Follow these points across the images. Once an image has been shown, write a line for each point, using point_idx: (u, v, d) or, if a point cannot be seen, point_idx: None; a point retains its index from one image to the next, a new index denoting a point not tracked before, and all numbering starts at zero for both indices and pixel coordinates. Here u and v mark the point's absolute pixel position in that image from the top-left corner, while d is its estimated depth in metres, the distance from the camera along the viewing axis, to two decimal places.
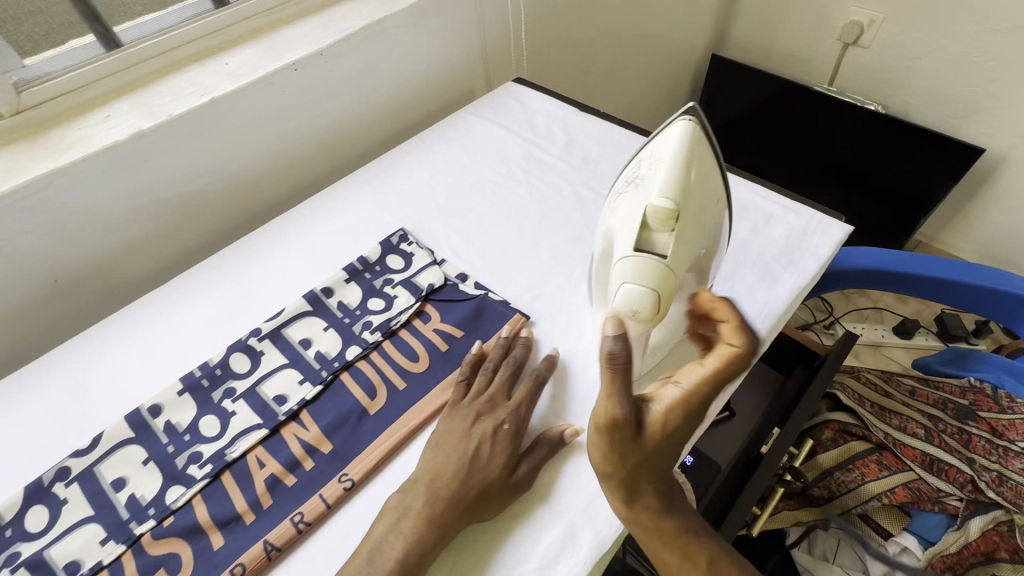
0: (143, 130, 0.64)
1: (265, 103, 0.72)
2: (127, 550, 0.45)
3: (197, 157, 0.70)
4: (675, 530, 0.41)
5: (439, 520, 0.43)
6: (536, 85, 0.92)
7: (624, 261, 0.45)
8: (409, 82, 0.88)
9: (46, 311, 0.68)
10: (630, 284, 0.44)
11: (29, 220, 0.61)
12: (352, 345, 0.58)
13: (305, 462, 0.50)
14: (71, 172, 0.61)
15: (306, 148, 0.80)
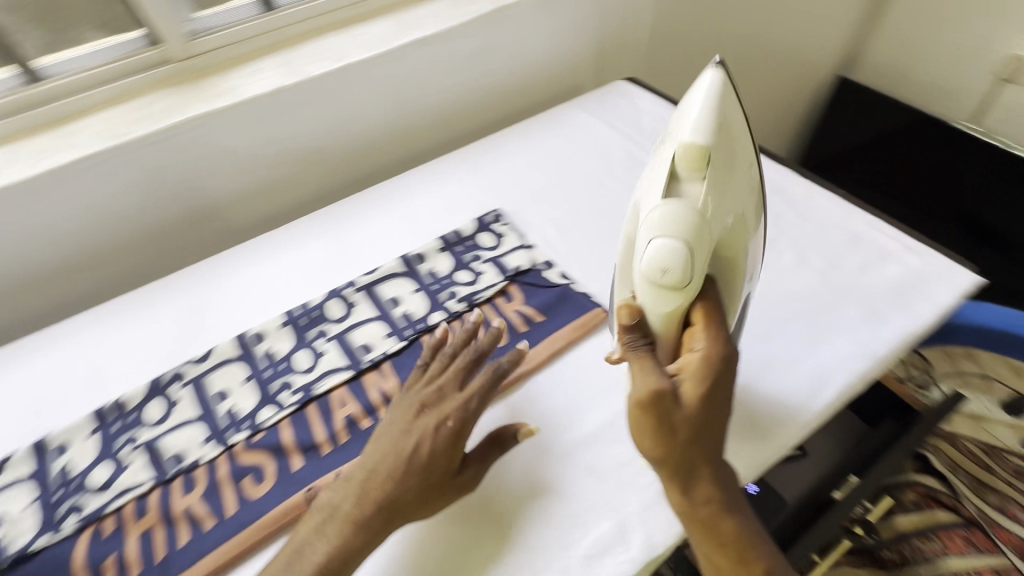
0: (282, 88, 0.70)
1: (390, 74, 0.77)
2: (222, 453, 0.51)
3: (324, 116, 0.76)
4: (733, 536, 0.39)
5: (367, 527, 0.43)
6: (647, 87, 0.91)
7: (659, 218, 0.43)
8: (523, 70, 0.89)
9: (177, 235, 0.76)
10: (668, 248, 0.42)
11: (181, 153, 0.69)
12: (437, 311, 0.61)
13: (381, 409, 0.54)
14: (217, 118, 0.68)
15: (417, 120, 0.84)
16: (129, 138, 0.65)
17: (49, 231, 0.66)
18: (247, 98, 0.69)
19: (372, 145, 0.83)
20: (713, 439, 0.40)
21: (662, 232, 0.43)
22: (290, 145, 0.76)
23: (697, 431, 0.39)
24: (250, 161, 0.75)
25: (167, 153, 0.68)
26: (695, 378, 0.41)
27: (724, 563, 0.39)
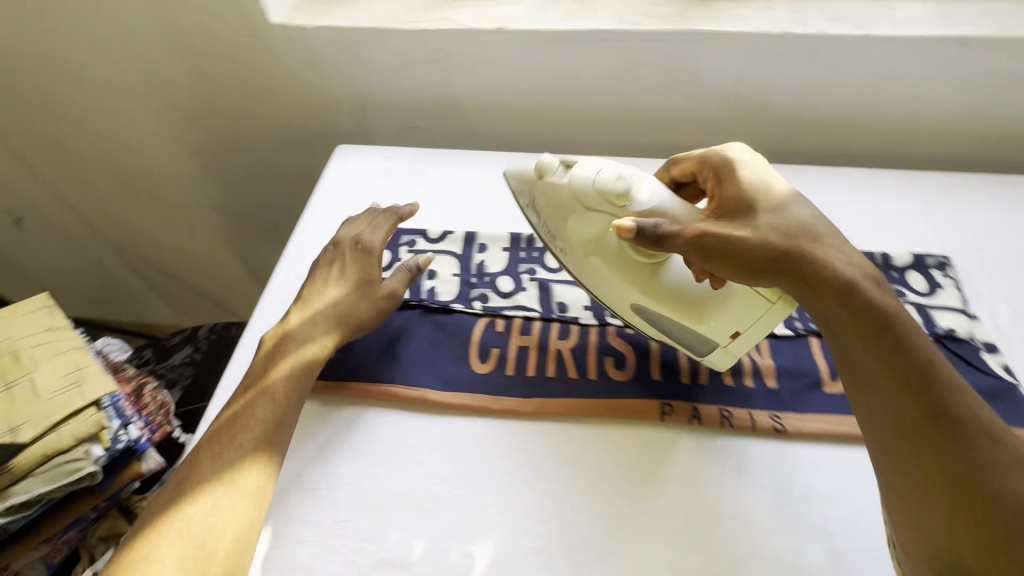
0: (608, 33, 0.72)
1: (711, 56, 0.73)
2: (413, 318, 0.59)
3: (628, 74, 0.76)
4: (924, 411, 0.37)
5: (266, 419, 0.48)
6: (1000, 190, 0.72)
7: (573, 172, 0.50)
8: (856, 103, 0.75)
9: (456, 122, 0.85)
10: (604, 176, 0.49)
11: (497, 57, 0.76)
12: None
13: (550, 370, 0.55)
14: (541, 38, 0.73)
15: (709, 111, 0.79)
16: (470, 28, 0.73)
17: (386, 86, 0.82)
18: (575, 30, 0.72)
19: (662, 127, 0.82)
20: (801, 239, 0.43)
21: (574, 180, 0.49)
22: (594, 97, 0.79)
23: (795, 256, 0.43)
24: (552, 92, 0.80)
25: (489, 54, 0.76)
26: (743, 213, 0.46)
27: (883, 392, 0.39)
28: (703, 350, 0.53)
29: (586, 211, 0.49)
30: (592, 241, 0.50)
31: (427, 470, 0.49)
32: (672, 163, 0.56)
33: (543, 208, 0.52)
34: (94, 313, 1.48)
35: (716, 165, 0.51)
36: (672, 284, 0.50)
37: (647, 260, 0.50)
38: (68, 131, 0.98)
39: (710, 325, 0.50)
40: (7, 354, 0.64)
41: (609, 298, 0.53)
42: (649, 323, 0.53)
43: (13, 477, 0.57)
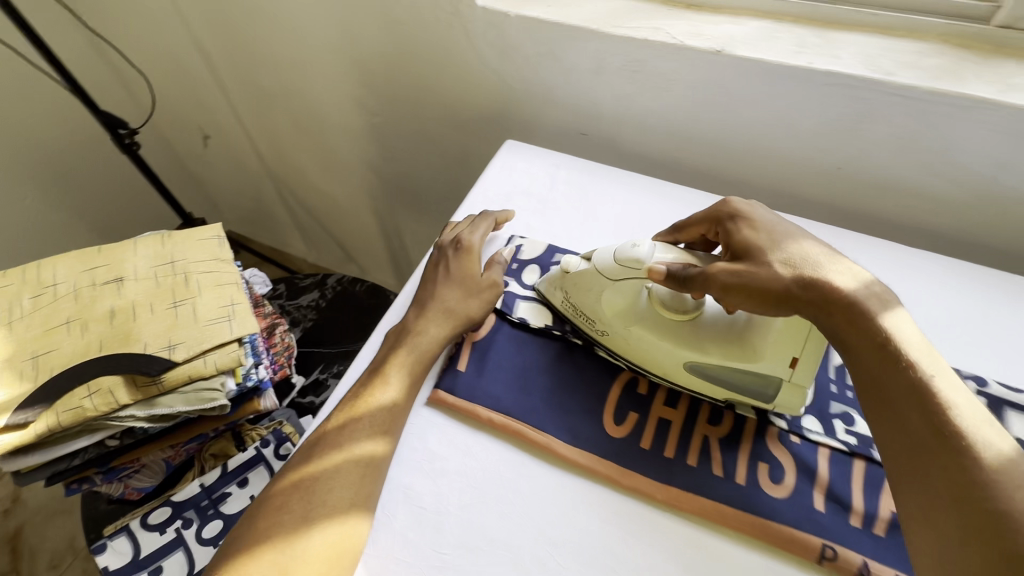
0: (851, 77, 0.60)
1: (978, 130, 0.59)
2: (551, 351, 0.55)
3: (856, 129, 0.64)
4: (929, 432, 0.36)
5: (376, 440, 0.47)
6: None
7: (593, 260, 0.53)
8: None
9: (632, 138, 0.79)
10: (622, 246, 0.51)
11: (704, 82, 0.68)
12: (815, 419, 0.50)
13: (692, 458, 0.48)
14: (763, 68, 0.63)
15: (945, 190, 0.65)
16: (684, 44, 0.65)
17: (569, 88, 0.77)
18: (809, 67, 0.61)
19: (873, 195, 0.70)
20: (811, 268, 0.43)
21: (597, 262, 0.52)
22: (802, 146, 0.69)
23: (808, 284, 0.42)
24: (752, 130, 0.70)
25: (694, 76, 0.67)
26: (755, 250, 0.46)
27: (905, 441, 0.37)
28: (769, 392, 0.49)
29: (614, 284, 0.52)
30: (627, 309, 0.53)
31: (538, 527, 0.45)
32: (678, 227, 0.57)
33: (573, 296, 0.54)
34: (244, 230, 1.65)
35: (725, 214, 0.52)
36: (711, 329, 0.50)
37: (681, 317, 0.51)
38: (264, 72, 1.06)
39: (764, 361, 0.47)
40: (178, 273, 0.69)
41: (664, 367, 0.52)
42: (710, 382, 0.50)
43: (161, 389, 0.62)
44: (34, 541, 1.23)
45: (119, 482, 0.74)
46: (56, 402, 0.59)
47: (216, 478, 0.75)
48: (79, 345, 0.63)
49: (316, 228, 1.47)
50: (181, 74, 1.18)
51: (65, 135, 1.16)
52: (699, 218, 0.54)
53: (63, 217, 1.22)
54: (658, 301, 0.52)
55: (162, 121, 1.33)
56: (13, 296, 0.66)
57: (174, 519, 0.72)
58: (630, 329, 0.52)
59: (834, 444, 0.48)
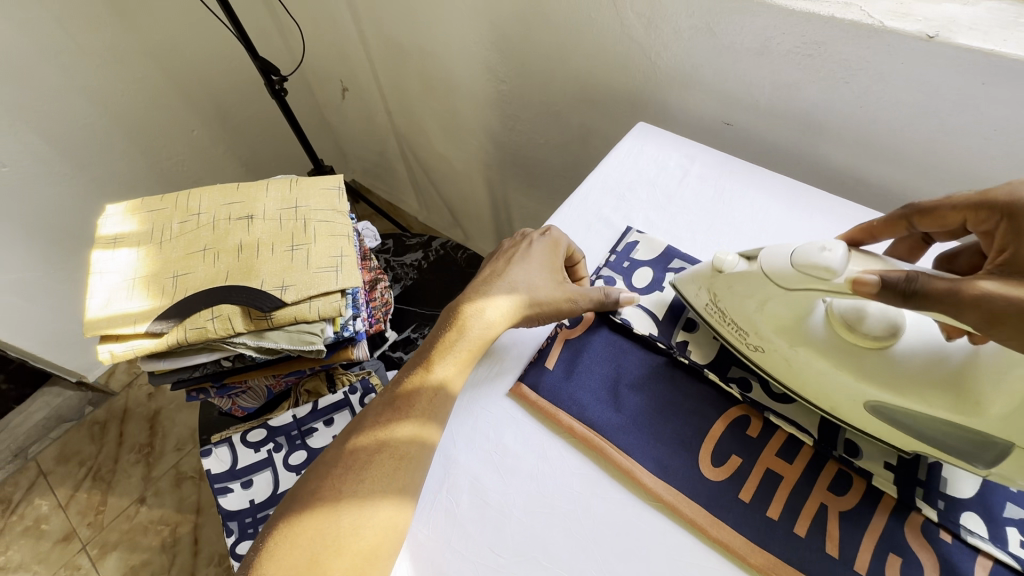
0: None
1: None
2: (651, 365, 0.50)
3: None
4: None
5: (413, 433, 0.45)
6: None
7: (759, 262, 0.43)
8: None
9: (786, 136, 0.68)
10: (805, 247, 0.39)
11: (900, 74, 0.55)
12: (975, 515, 0.40)
13: (801, 526, 0.41)
14: (992, 63, 0.49)
15: None
16: (884, 26, 0.53)
17: (721, 71, 0.67)
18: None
19: None
20: None
21: (766, 264, 0.42)
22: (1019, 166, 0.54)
23: None
24: (952, 141, 0.56)
25: (890, 67, 0.55)
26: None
27: None
28: (986, 455, 0.38)
29: (786, 297, 0.42)
30: (794, 327, 0.44)
31: (604, 557, 0.41)
32: (919, 212, 0.45)
33: (727, 302, 0.46)
34: (365, 180, 1.74)
35: (1008, 202, 0.39)
36: (911, 363, 0.41)
37: (868, 345, 0.42)
38: (404, 31, 1.07)
39: (993, 418, 0.36)
40: (299, 219, 0.73)
41: (835, 399, 0.43)
42: (898, 429, 0.41)
43: (270, 325, 0.66)
44: (166, 424, 1.45)
45: (228, 398, 0.82)
46: (185, 320, 0.66)
47: (307, 412, 0.80)
48: (210, 272, 0.69)
49: (429, 188, 1.51)
50: (331, 27, 1.24)
51: (229, 76, 1.28)
52: (961, 199, 0.42)
53: (219, 150, 1.36)
54: (836, 323, 0.43)
55: (308, 70, 1.41)
56: (165, 219, 0.74)
57: (267, 442, 0.79)
58: (798, 347, 0.44)
59: (1001, 556, 0.38)
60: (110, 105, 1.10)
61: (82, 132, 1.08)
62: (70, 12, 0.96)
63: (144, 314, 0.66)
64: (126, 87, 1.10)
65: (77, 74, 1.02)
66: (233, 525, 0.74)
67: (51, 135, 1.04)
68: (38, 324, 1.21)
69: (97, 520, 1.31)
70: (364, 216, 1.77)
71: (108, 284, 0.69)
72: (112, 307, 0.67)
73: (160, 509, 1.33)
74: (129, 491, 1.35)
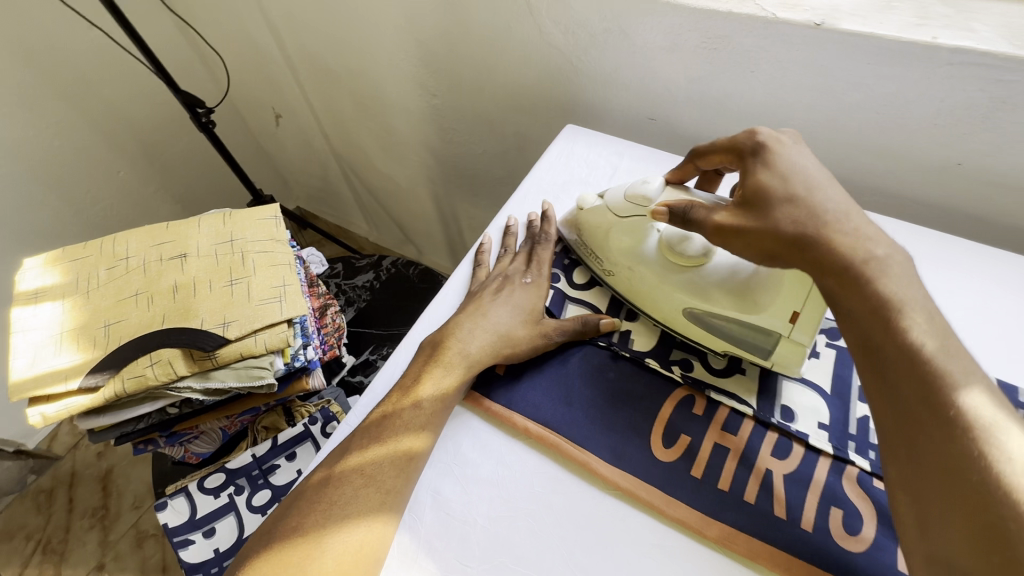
0: (981, 54, 0.51)
1: None
2: (598, 356, 0.52)
3: (978, 119, 0.55)
4: (919, 403, 0.32)
5: (400, 465, 0.44)
6: None
7: (606, 199, 0.56)
8: None
9: (705, 126, 0.72)
10: (633, 184, 0.54)
11: (796, 62, 0.59)
12: None
13: (750, 493, 0.43)
14: (873, 45, 0.54)
15: None
16: (776, 18, 0.57)
17: (638, 70, 0.71)
18: (934, 42, 0.52)
19: (1002, 197, 0.59)
20: (815, 229, 0.39)
21: (609, 201, 0.55)
22: (912, 136, 0.59)
23: (805, 244, 0.39)
24: (850, 117, 0.61)
25: (787, 55, 0.59)
26: (764, 197, 0.42)
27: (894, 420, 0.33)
28: (767, 347, 0.47)
29: (624, 223, 0.54)
30: (633, 251, 0.53)
31: (571, 552, 0.42)
32: (698, 155, 0.53)
33: (584, 233, 0.57)
34: (309, 206, 1.71)
35: (743, 145, 0.47)
36: (714, 277, 0.49)
37: (684, 265, 0.51)
38: (331, 53, 1.06)
39: (765, 315, 0.45)
40: (236, 252, 0.71)
41: (663, 310, 0.51)
42: (708, 332, 0.49)
43: (215, 364, 0.64)
44: (120, 482, 1.38)
45: (180, 446, 0.78)
46: (121, 369, 0.63)
47: (267, 449, 0.78)
48: (145, 317, 0.66)
49: (376, 208, 1.49)
50: (256, 55, 1.21)
51: (151, 113, 1.23)
52: (718, 144, 0.50)
53: (149, 189, 1.31)
54: (663, 249, 0.52)
55: (237, 99, 1.38)
56: (91, 267, 0.70)
57: (228, 485, 0.76)
58: (633, 267, 0.53)
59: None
60: (23, 154, 1.04)
61: None
62: None
63: (76, 369, 0.63)
64: (39, 134, 1.05)
65: None
66: None
67: None
68: None
69: None
70: (314, 242, 1.74)
71: (33, 342, 0.65)
72: (39, 365, 0.63)
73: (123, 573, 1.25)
74: (86, 559, 1.27)
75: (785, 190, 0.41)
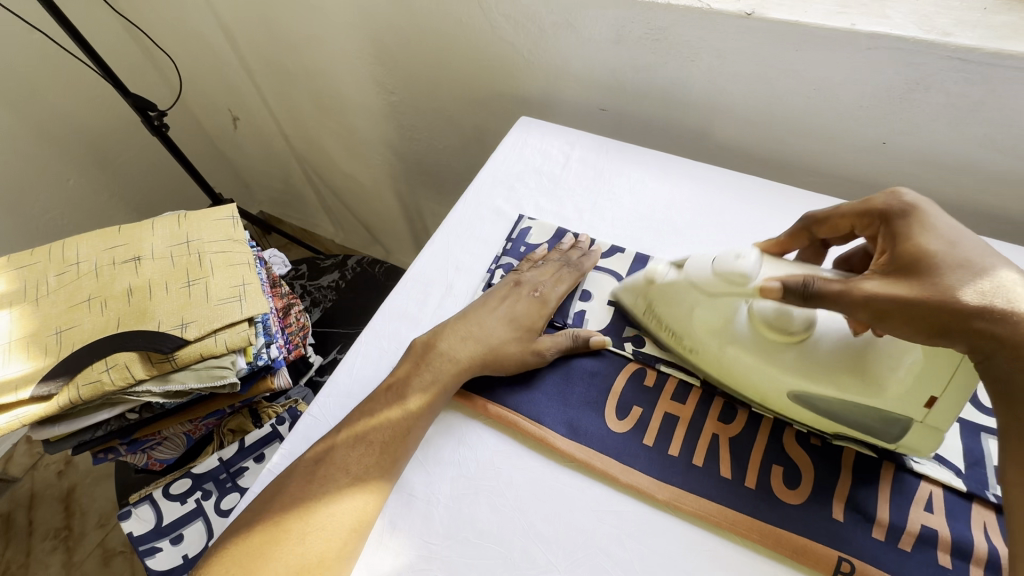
0: (894, 38, 0.54)
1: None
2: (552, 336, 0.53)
3: (897, 100, 0.59)
4: None
5: (380, 462, 0.45)
6: None
7: (688, 270, 0.48)
8: None
9: (655, 115, 0.74)
10: (722, 257, 0.46)
11: (732, 51, 0.62)
12: None
13: (697, 457, 0.45)
14: (798, 32, 0.57)
15: (993, 167, 0.59)
16: (711, 8, 0.60)
17: (588, 61, 0.73)
18: (852, 28, 0.55)
19: (923, 174, 0.63)
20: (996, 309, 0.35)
21: (693, 273, 0.48)
22: (841, 118, 0.63)
23: (986, 325, 0.35)
24: (785, 102, 0.64)
25: (723, 44, 0.62)
26: (925, 265, 0.38)
27: None
28: (896, 431, 0.42)
29: (712, 301, 0.47)
30: (723, 328, 0.47)
31: (530, 522, 0.43)
32: (815, 222, 0.50)
33: (663, 310, 0.50)
34: (273, 210, 1.68)
35: (883, 208, 0.43)
36: (825, 354, 0.43)
37: (786, 340, 0.45)
38: (286, 52, 1.05)
39: (892, 398, 0.41)
40: (192, 253, 0.70)
41: (762, 392, 0.46)
42: (817, 414, 0.44)
43: (175, 366, 0.63)
44: (83, 501, 1.33)
45: (143, 453, 0.76)
46: (75, 376, 0.61)
47: (234, 452, 0.78)
48: (99, 322, 0.65)
49: (341, 209, 1.48)
50: (208, 57, 1.19)
51: (100, 118, 1.20)
52: (847, 209, 0.47)
53: (102, 197, 1.27)
54: (756, 320, 0.46)
55: (192, 103, 1.35)
56: (39, 274, 0.68)
57: (194, 491, 0.76)
58: (725, 349, 0.47)
59: (928, 471, 0.43)
60: None
61: None
62: None
63: (27, 378, 0.61)
64: None
65: None
66: None
67: None
68: None
69: None
70: (279, 246, 1.72)
71: None
72: None
73: None
74: None
75: (952, 262, 0.37)
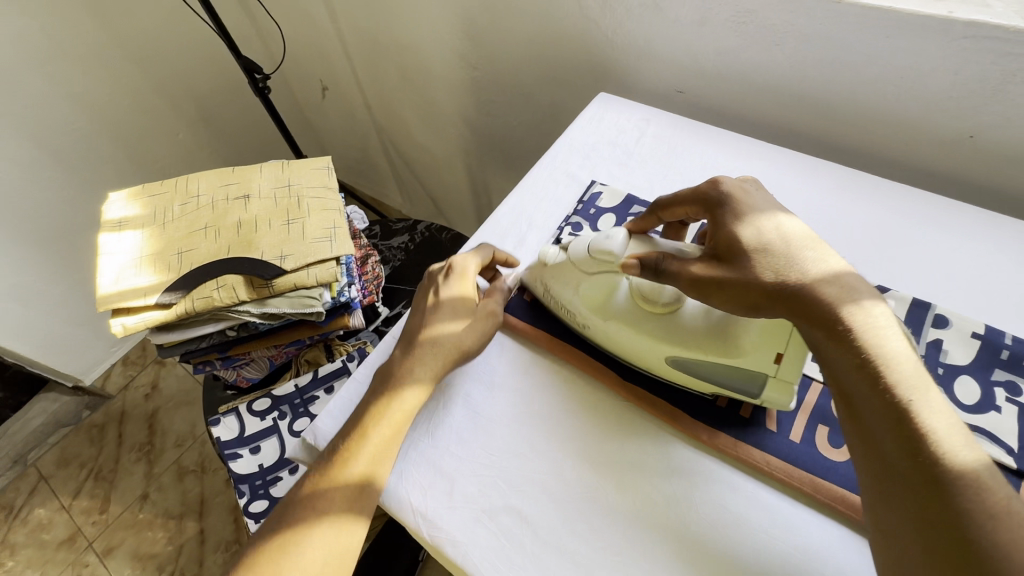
0: (995, 25, 0.54)
1: None
2: None
3: (992, 91, 0.58)
4: (900, 461, 0.34)
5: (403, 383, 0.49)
6: None
7: (569, 251, 0.52)
8: None
9: (733, 98, 0.76)
10: (595, 239, 0.50)
11: (819, 34, 0.63)
12: None
13: (746, 409, 0.49)
14: (889, 18, 0.58)
15: None
16: None
17: (670, 43, 0.75)
18: (949, 15, 0.55)
19: (1015, 169, 0.62)
20: (797, 282, 0.41)
21: (573, 255, 0.52)
22: (929, 108, 0.63)
23: (790, 296, 0.41)
24: (869, 89, 0.65)
25: (811, 29, 0.63)
26: (739, 249, 0.44)
27: (868, 470, 0.36)
28: (755, 389, 0.46)
29: (591, 278, 0.51)
30: (603, 303, 0.51)
31: (583, 448, 0.48)
32: (661, 207, 0.53)
33: (553, 290, 0.54)
34: (348, 178, 1.79)
35: (707, 195, 0.48)
36: (694, 320, 0.47)
37: (658, 311, 0.49)
38: (379, 26, 1.13)
39: (746, 357, 0.45)
40: (292, 195, 0.79)
41: (641, 358, 0.50)
42: (692, 378, 0.48)
43: (272, 292, 0.72)
44: (165, 422, 1.49)
45: (234, 369, 0.87)
46: (191, 291, 0.71)
47: (308, 381, 0.86)
48: (213, 247, 0.74)
49: (412, 181, 1.57)
50: (307, 28, 1.29)
51: (209, 79, 1.33)
52: (680, 196, 0.51)
53: (205, 152, 1.42)
54: (633, 293, 0.50)
55: (287, 71, 1.47)
56: (167, 202, 0.79)
57: (272, 410, 0.84)
58: (603, 320, 0.51)
59: None
60: (97, 111, 1.15)
61: (72, 137, 1.14)
62: (59, 24, 1.03)
63: (154, 287, 0.72)
64: (111, 93, 1.16)
65: (63, 80, 1.08)
66: (245, 488, 0.79)
67: (42, 140, 1.10)
68: (29, 323, 1.25)
69: (102, 518, 1.35)
70: None
71: (116, 263, 0.74)
72: (122, 282, 0.72)
73: (165, 502, 1.37)
74: (133, 487, 1.39)
75: (755, 243, 0.43)
